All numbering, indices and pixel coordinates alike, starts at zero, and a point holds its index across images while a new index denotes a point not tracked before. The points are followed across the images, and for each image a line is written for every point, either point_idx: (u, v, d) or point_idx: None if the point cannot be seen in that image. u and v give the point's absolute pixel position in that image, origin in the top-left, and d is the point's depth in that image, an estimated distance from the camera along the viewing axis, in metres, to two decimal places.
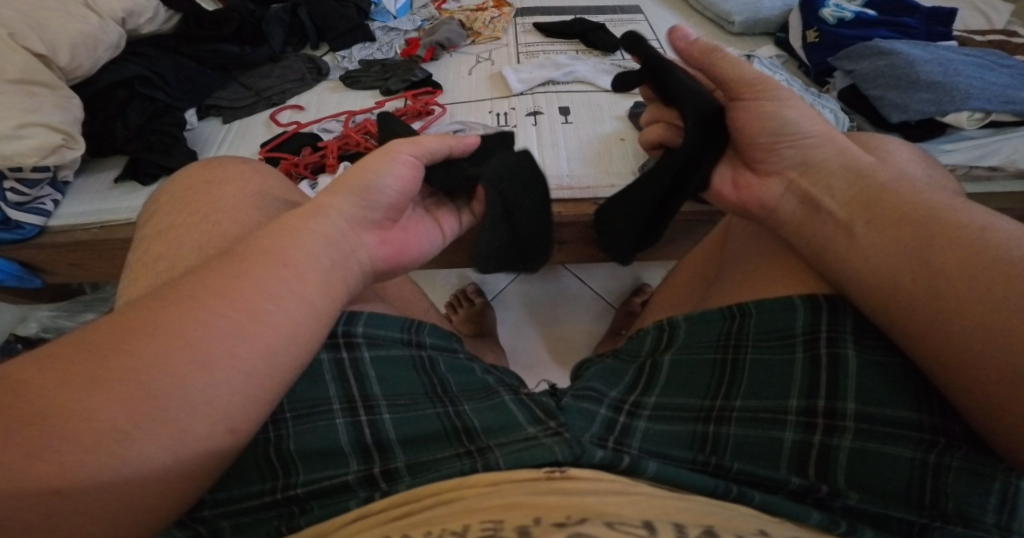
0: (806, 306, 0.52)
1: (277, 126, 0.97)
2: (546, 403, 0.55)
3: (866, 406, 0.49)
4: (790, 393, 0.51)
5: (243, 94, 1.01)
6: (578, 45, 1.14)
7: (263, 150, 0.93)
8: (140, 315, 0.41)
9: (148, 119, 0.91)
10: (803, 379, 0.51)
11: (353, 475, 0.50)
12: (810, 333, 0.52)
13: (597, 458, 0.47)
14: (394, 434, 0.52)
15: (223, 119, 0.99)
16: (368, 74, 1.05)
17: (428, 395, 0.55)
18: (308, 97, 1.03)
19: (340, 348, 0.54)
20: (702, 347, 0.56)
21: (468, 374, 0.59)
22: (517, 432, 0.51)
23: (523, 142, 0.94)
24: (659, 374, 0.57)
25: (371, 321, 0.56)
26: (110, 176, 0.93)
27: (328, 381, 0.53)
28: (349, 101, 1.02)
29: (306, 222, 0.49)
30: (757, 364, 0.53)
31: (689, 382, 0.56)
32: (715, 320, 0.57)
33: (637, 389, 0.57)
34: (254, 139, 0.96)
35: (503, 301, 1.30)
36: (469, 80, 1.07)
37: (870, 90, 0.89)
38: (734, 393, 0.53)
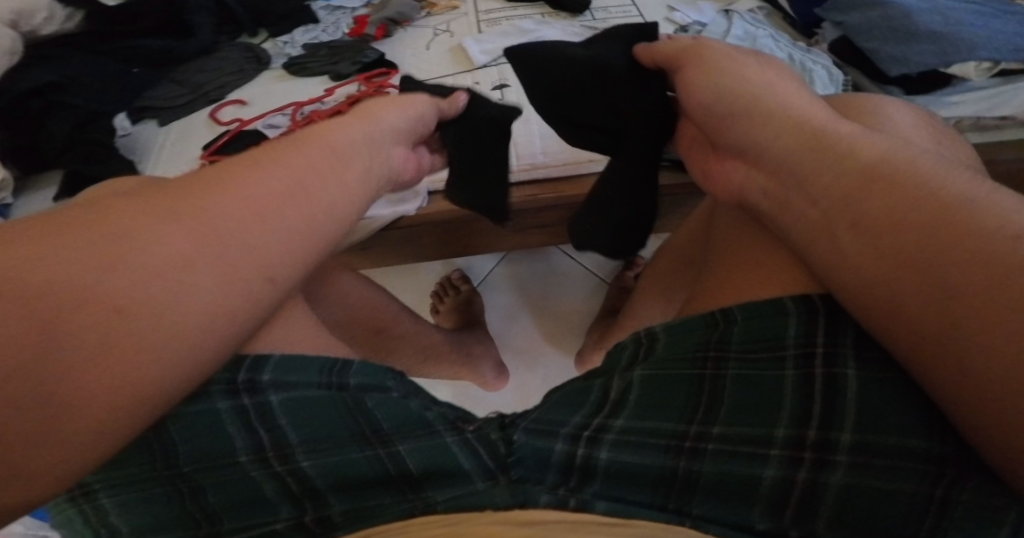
0: (800, 312, 0.46)
1: (220, 125, 0.90)
2: (493, 439, 0.50)
3: (867, 435, 0.43)
4: (776, 419, 0.45)
5: (177, 91, 0.93)
6: (544, 8, 1.04)
7: (206, 154, 0.85)
8: (78, 214, 0.40)
9: (74, 128, 0.83)
10: (793, 404, 0.45)
11: (282, 523, 0.46)
12: (804, 348, 0.46)
13: (544, 501, 0.46)
14: (322, 483, 0.47)
15: (159, 121, 0.91)
16: (314, 58, 0.96)
17: (354, 437, 0.49)
18: (251, 89, 0.94)
19: (241, 396, 0.46)
20: (679, 361, 0.49)
21: (404, 404, 0.51)
22: (465, 486, 0.48)
23: None
24: (630, 394, 0.50)
25: (281, 364, 0.48)
26: (50, 192, 0.87)
27: (233, 434, 0.46)
28: (298, 91, 0.93)
29: (326, 134, 0.50)
30: (739, 384, 0.47)
31: (664, 405, 0.49)
32: (696, 332, 0.50)
33: (604, 409, 0.50)
34: (196, 141, 0.89)
35: (491, 285, 1.23)
36: (428, 56, 0.98)
37: (864, 43, 0.79)
38: (713, 418, 0.47)
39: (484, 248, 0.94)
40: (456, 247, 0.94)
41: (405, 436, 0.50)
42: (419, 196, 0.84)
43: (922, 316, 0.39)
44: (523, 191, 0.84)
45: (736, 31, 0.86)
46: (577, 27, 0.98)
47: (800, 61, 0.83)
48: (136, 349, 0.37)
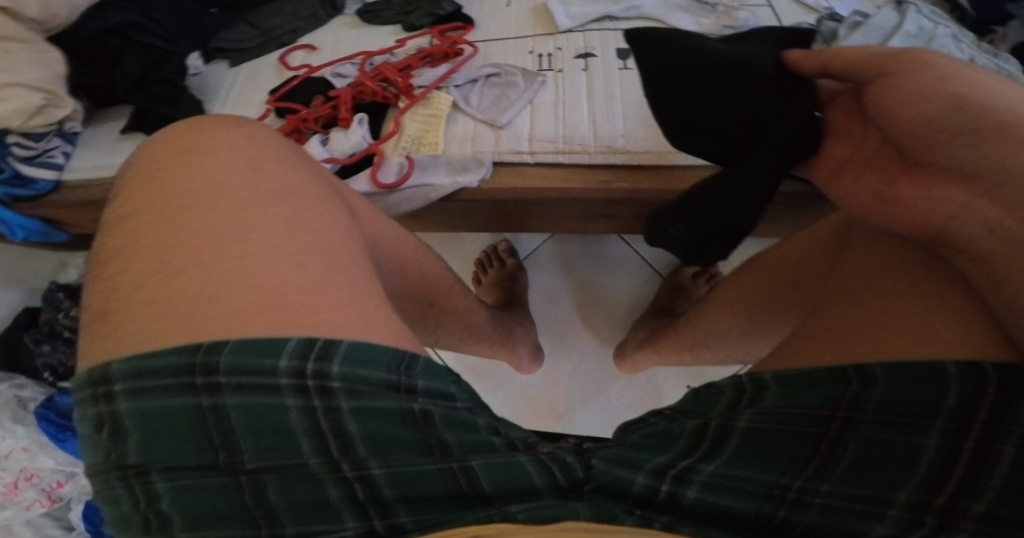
0: (961, 378, 0.39)
1: (288, 71, 0.85)
2: (569, 460, 0.44)
3: (1009, 511, 0.37)
4: (900, 482, 0.39)
5: (249, 34, 0.88)
6: None
7: (273, 98, 0.81)
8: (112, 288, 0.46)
9: (148, 66, 0.78)
10: (925, 469, 0.39)
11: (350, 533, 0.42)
12: (954, 414, 0.39)
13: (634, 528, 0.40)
14: (392, 494, 0.43)
15: (232, 63, 0.88)
16: (389, 6, 0.89)
17: (421, 448, 0.44)
18: (322, 34, 0.89)
19: (311, 395, 0.44)
20: (796, 412, 0.42)
21: (474, 431, 0.46)
22: (533, 501, 0.42)
23: (569, 94, 0.82)
24: (728, 442, 0.43)
25: (352, 354, 0.45)
26: (118, 125, 0.83)
27: (301, 435, 0.43)
28: (369, 39, 0.87)
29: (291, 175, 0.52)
30: (869, 442, 0.40)
31: (768, 454, 0.42)
32: (820, 387, 0.43)
33: (694, 453, 0.44)
34: (265, 86, 0.85)
35: (536, 262, 1.18)
36: (508, 14, 0.90)
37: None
38: (825, 474, 0.41)
39: (536, 229, 0.89)
40: (507, 223, 0.89)
41: (475, 451, 0.45)
42: (482, 167, 0.79)
43: None
44: (601, 173, 0.77)
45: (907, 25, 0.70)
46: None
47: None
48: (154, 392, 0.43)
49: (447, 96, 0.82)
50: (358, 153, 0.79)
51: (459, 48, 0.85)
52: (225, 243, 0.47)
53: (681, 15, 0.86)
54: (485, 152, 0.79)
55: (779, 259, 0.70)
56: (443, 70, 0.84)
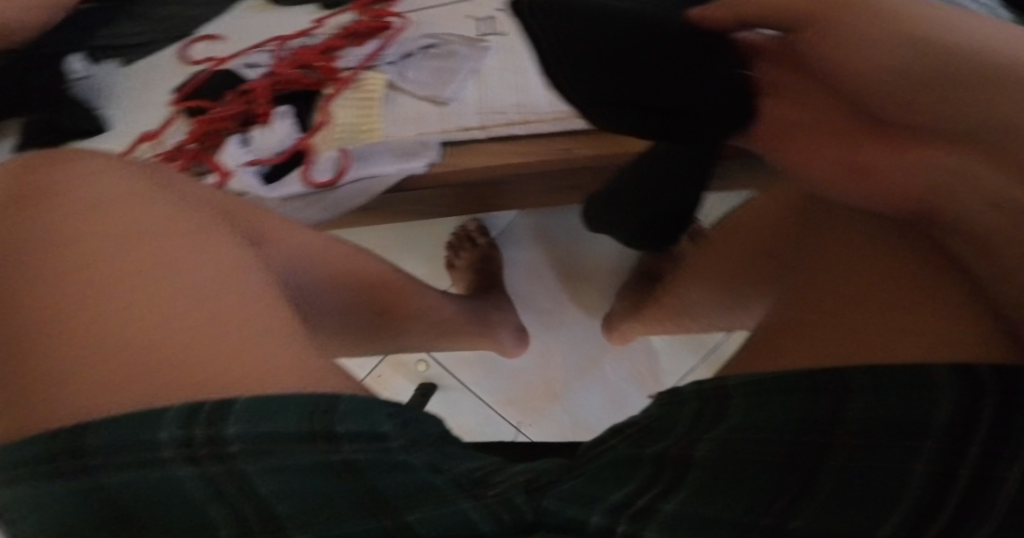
0: (953, 386, 0.33)
1: (192, 65, 0.77)
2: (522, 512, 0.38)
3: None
4: (885, 516, 0.32)
5: (141, 27, 0.79)
6: None
7: (177, 99, 0.74)
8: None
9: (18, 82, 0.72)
10: (913, 499, 0.32)
11: None
12: (944, 432, 0.33)
13: None
14: None
15: (124, 60, 0.79)
16: None
17: (351, 506, 0.39)
18: (228, 19, 0.80)
19: (204, 462, 0.38)
20: (760, 432, 0.36)
21: (413, 473, 0.40)
22: None
23: (512, 57, 0.71)
24: (688, 476, 0.37)
25: (251, 408, 0.39)
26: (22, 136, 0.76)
27: (201, 504, 0.38)
28: (281, 21, 0.79)
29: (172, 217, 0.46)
30: (846, 469, 0.34)
31: (732, 487, 0.36)
32: (785, 399, 0.37)
33: (651, 490, 0.38)
34: (161, 84, 0.77)
35: (510, 237, 1.13)
36: None
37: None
38: (797, 508, 0.34)
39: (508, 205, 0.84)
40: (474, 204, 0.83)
41: (412, 500, 0.39)
42: (430, 149, 0.70)
43: None
44: (558, 142, 0.68)
45: None
46: None
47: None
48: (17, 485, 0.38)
49: (381, 76, 0.73)
50: (284, 150, 0.71)
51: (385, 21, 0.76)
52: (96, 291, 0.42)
53: None
54: (431, 133, 0.70)
55: (750, 225, 0.64)
56: (365, 47, 0.75)
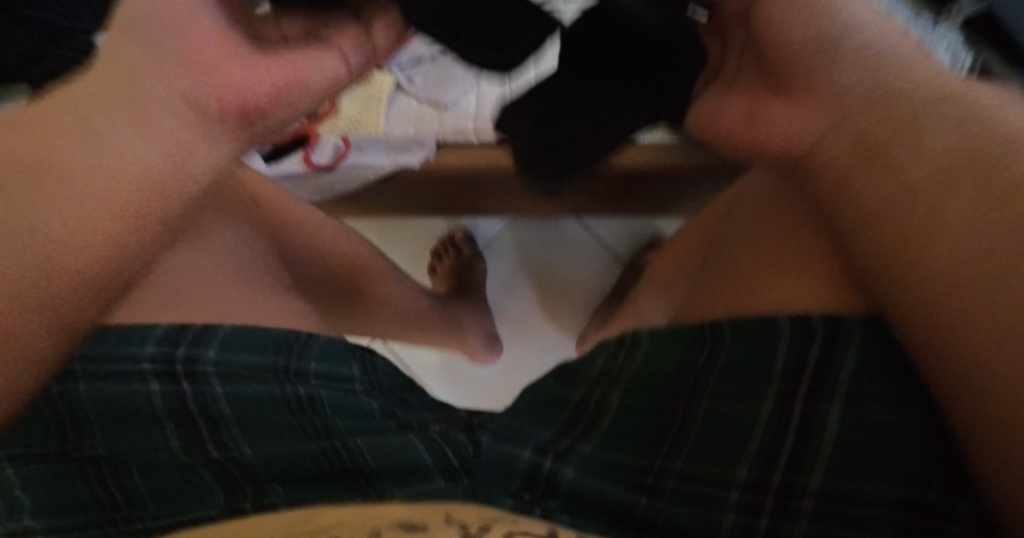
0: (792, 332, 0.41)
1: None
2: (460, 443, 0.44)
3: (841, 485, 0.38)
4: (738, 460, 0.41)
5: None
6: None
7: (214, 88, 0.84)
8: None
9: None
10: (756, 449, 0.41)
11: (217, 510, 0.42)
12: (788, 380, 0.41)
13: (502, 502, 0.37)
14: (268, 471, 0.44)
15: None
16: None
17: (305, 431, 0.46)
18: None
19: (178, 379, 0.47)
20: (655, 380, 0.46)
21: (365, 416, 0.49)
22: (416, 473, 0.41)
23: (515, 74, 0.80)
24: (600, 419, 0.46)
25: (231, 339, 0.49)
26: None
27: (168, 418, 0.46)
28: None
29: (202, 130, 0.47)
30: (710, 416, 0.43)
31: (630, 433, 0.45)
32: (682, 345, 0.46)
33: (572, 433, 0.46)
34: None
35: (493, 250, 1.13)
36: None
37: None
38: (676, 453, 0.43)
39: (488, 207, 0.91)
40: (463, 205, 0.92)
41: (360, 431, 0.47)
42: (425, 147, 0.79)
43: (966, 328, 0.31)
44: None
45: None
46: None
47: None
48: None
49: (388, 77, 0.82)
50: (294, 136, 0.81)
51: None
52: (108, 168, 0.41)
53: None
54: (428, 131, 0.79)
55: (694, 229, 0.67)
56: None
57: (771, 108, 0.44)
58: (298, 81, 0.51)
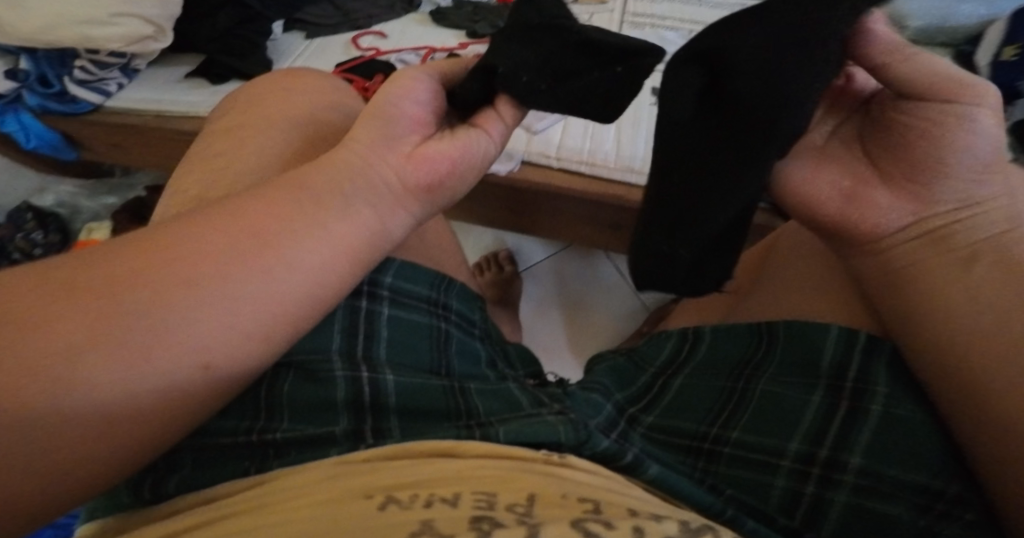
0: (840, 338, 0.49)
1: (356, 51, 0.96)
2: (554, 391, 0.53)
3: (877, 465, 0.46)
4: (791, 436, 0.49)
5: (332, 14, 1.01)
6: (687, 25, 1.10)
7: (336, 70, 0.90)
8: (241, 211, 0.38)
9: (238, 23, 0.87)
10: (811, 422, 0.49)
11: (340, 429, 0.47)
12: (834, 377, 0.49)
13: (600, 447, 0.45)
14: (394, 400, 0.49)
15: (306, 35, 0.99)
16: (458, 13, 1.02)
17: (429, 368, 0.52)
18: (393, 26, 1.01)
19: (362, 298, 0.52)
20: (719, 372, 0.54)
21: (474, 363, 0.55)
22: (518, 411, 0.49)
23: None
24: (665, 394, 0.55)
25: (401, 273, 0.55)
26: (182, 71, 0.87)
27: (335, 332, 0.51)
28: (431, 37, 0.99)
29: (341, 171, 0.41)
30: (766, 395, 0.51)
31: (692, 405, 0.53)
32: (742, 342, 0.54)
33: (639, 403, 0.55)
34: (330, 58, 0.95)
35: None
36: None
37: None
38: (735, 424, 0.51)
39: (541, 232, 0.97)
40: (523, 221, 0.96)
41: (470, 377, 0.54)
42: (512, 159, 0.87)
43: (1000, 394, 0.41)
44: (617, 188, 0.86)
45: None
46: None
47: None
48: (274, 313, 0.36)
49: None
50: None
51: None
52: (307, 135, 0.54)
53: None
54: (517, 149, 0.87)
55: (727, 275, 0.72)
56: None
57: (874, 193, 0.46)
58: (469, 160, 0.43)
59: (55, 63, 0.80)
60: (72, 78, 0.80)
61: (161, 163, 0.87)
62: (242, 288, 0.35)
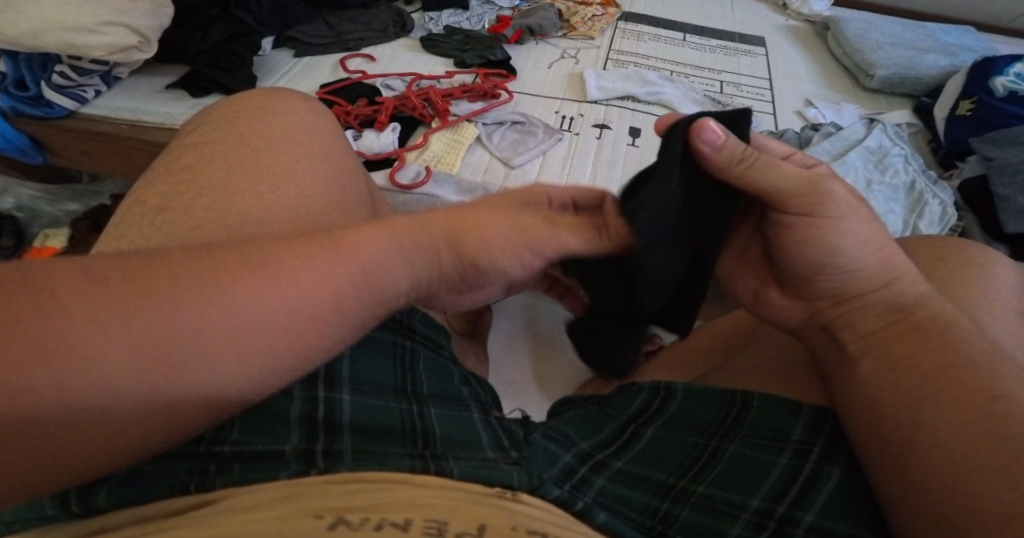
0: (808, 419, 0.51)
1: (343, 71, 0.96)
2: (513, 432, 0.51)
3: (829, 522, 0.46)
4: (753, 493, 0.48)
5: (324, 32, 1.00)
6: (670, 66, 1.13)
7: (321, 90, 0.91)
8: (262, 254, 0.40)
9: (227, 39, 0.88)
10: (774, 482, 0.48)
11: (291, 447, 0.45)
12: (803, 443, 0.50)
13: (552, 494, 0.44)
14: (349, 419, 0.48)
15: (294, 53, 0.99)
16: (448, 41, 1.03)
17: (395, 390, 0.51)
18: (383, 50, 1.02)
19: None
20: (689, 426, 0.53)
21: (445, 381, 0.56)
22: (475, 451, 0.47)
23: (581, 150, 0.90)
24: (636, 444, 0.53)
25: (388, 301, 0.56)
26: (164, 81, 0.88)
27: None
28: (420, 63, 1.01)
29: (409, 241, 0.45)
30: (737, 456, 0.50)
31: (658, 458, 0.52)
32: (716, 400, 0.54)
33: (608, 448, 0.53)
34: (316, 77, 0.95)
35: (504, 308, 0.98)
36: (546, 73, 1.05)
37: (998, 187, 0.85)
38: (701, 478, 0.50)
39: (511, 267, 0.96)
40: None
41: (439, 401, 0.53)
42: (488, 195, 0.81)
43: (953, 465, 0.43)
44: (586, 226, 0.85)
45: (869, 142, 0.89)
46: (698, 95, 1.02)
47: (919, 191, 0.85)
48: (261, 363, 0.38)
49: (474, 129, 0.89)
50: (382, 153, 0.84)
51: (496, 92, 0.95)
52: (282, 158, 0.54)
53: (694, 107, 1.00)
54: (492, 182, 0.83)
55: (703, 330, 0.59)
56: (476, 106, 0.93)
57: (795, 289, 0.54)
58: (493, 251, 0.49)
59: (35, 67, 0.78)
60: (48, 82, 0.78)
61: (129, 172, 0.85)
62: (236, 338, 0.37)
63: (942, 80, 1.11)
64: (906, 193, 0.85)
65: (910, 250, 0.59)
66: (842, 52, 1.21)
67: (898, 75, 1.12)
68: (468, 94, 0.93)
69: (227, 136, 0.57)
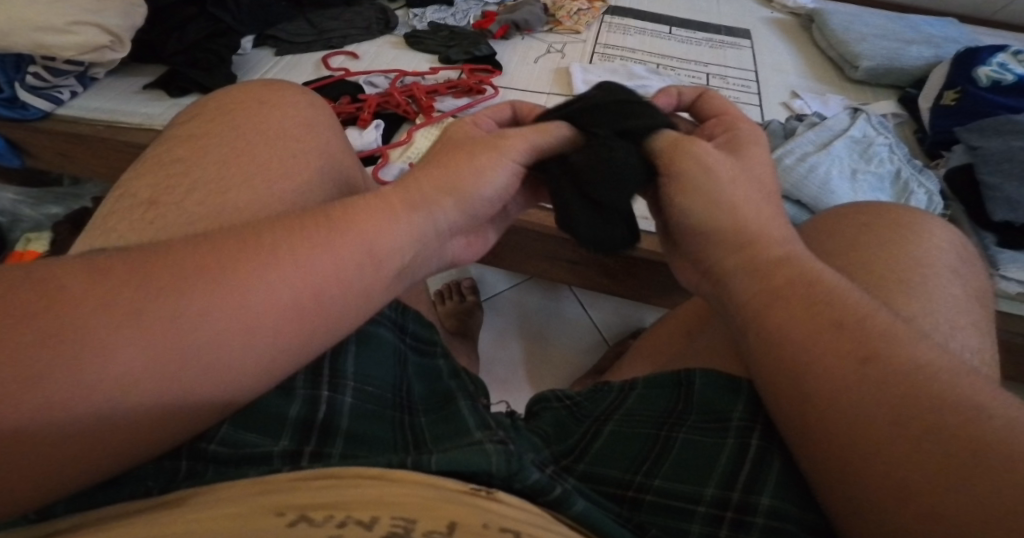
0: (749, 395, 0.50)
1: (326, 69, 0.95)
2: (501, 418, 0.50)
3: (784, 503, 0.46)
4: (707, 481, 0.48)
5: (305, 30, 0.99)
6: (656, 59, 1.12)
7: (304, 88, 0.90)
8: (262, 233, 0.41)
9: (205, 37, 0.87)
10: (724, 467, 0.48)
11: (279, 448, 0.44)
12: (746, 421, 0.49)
13: (530, 480, 0.43)
14: (345, 422, 0.47)
15: (276, 51, 0.98)
16: (433, 38, 1.02)
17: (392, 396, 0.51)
18: (367, 47, 1.01)
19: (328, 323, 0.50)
20: (640, 419, 0.53)
21: (436, 380, 0.55)
22: (463, 437, 0.46)
23: None
24: (595, 442, 0.53)
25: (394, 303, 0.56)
26: (142, 81, 0.87)
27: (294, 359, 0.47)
28: (405, 60, 1.00)
29: (408, 209, 0.45)
30: (688, 444, 0.50)
31: (620, 452, 0.51)
32: (666, 391, 0.53)
33: (571, 454, 0.53)
34: (298, 75, 0.94)
35: (493, 305, 0.98)
36: (532, 68, 1.04)
37: (985, 175, 0.85)
38: (656, 472, 0.50)
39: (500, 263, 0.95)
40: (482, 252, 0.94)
41: (428, 408, 0.52)
42: None
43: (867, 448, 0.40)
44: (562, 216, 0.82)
45: (854, 132, 0.89)
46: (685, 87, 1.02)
47: (906, 180, 0.85)
48: (253, 360, 0.39)
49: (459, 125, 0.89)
50: (366, 151, 0.83)
51: (482, 87, 0.94)
52: (261, 153, 0.53)
53: None
54: None
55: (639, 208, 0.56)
56: (461, 102, 0.92)
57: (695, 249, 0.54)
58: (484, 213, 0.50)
59: (8, 69, 0.77)
60: (22, 84, 0.77)
61: (107, 174, 0.83)
62: (228, 338, 0.38)
63: (927, 71, 1.12)
64: (892, 182, 0.85)
65: (892, 223, 0.58)
66: (827, 44, 1.21)
67: (882, 67, 1.12)
68: (453, 90, 0.92)
69: (208, 131, 0.56)
